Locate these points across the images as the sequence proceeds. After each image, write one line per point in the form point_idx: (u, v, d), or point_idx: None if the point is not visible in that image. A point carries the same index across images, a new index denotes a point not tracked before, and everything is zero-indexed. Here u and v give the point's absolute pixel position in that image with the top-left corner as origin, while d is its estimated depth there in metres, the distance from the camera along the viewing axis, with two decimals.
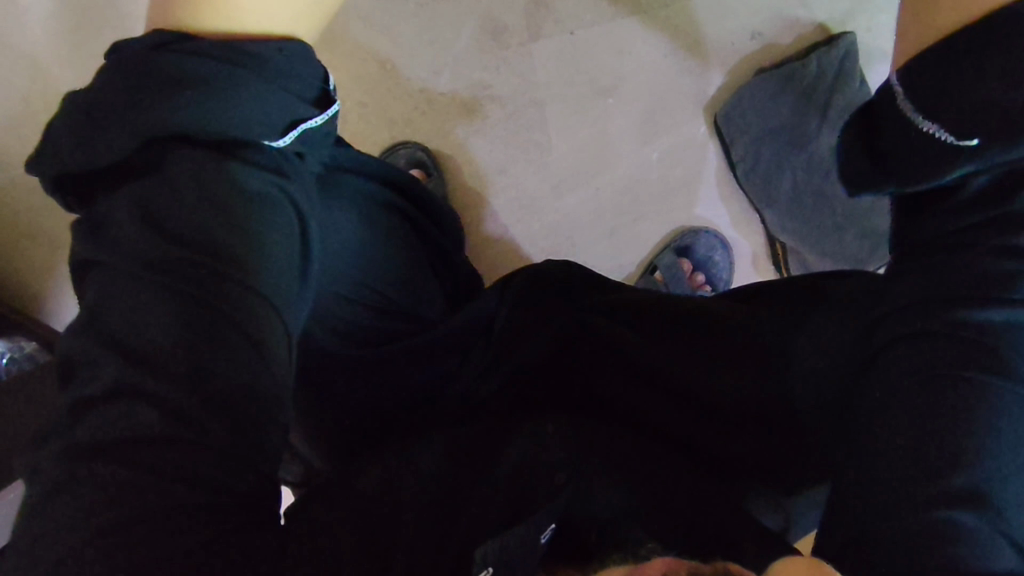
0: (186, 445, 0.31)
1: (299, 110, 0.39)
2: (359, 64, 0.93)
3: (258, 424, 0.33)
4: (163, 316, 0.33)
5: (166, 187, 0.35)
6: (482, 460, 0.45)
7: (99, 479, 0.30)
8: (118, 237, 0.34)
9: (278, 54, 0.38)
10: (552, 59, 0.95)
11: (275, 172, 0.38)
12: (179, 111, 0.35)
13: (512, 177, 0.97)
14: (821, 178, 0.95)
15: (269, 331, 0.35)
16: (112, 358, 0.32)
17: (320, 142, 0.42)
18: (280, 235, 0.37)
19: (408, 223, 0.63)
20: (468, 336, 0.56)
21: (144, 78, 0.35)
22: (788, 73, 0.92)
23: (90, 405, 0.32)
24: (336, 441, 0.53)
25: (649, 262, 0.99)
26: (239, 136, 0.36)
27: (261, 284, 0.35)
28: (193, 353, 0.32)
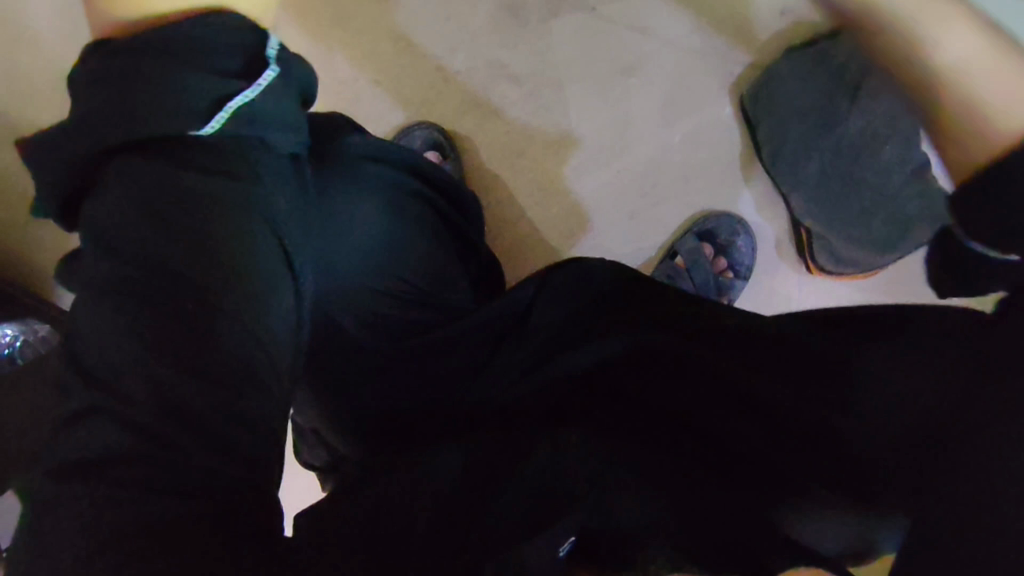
0: (177, 462, 0.29)
1: (217, 84, 0.34)
2: (376, 41, 0.91)
3: (254, 437, 0.31)
4: (125, 336, 0.30)
5: (117, 196, 0.33)
6: (499, 469, 0.42)
7: (91, 489, 0.28)
8: (94, 247, 0.33)
9: (194, 28, 0.35)
10: (572, 36, 0.92)
11: (223, 173, 0.34)
12: (98, 114, 0.33)
13: (530, 158, 0.94)
14: (849, 161, 0.90)
15: (247, 346, 0.32)
16: (83, 379, 0.30)
17: (279, 116, 0.36)
18: (244, 242, 0.33)
19: (433, 211, 0.62)
20: (497, 336, 0.56)
21: (82, 84, 0.34)
22: (817, 55, 0.89)
23: (80, 415, 0.30)
24: (360, 437, 0.52)
25: (670, 247, 0.97)
26: (172, 133, 0.34)
27: (222, 298, 0.32)
28: (153, 377, 0.30)
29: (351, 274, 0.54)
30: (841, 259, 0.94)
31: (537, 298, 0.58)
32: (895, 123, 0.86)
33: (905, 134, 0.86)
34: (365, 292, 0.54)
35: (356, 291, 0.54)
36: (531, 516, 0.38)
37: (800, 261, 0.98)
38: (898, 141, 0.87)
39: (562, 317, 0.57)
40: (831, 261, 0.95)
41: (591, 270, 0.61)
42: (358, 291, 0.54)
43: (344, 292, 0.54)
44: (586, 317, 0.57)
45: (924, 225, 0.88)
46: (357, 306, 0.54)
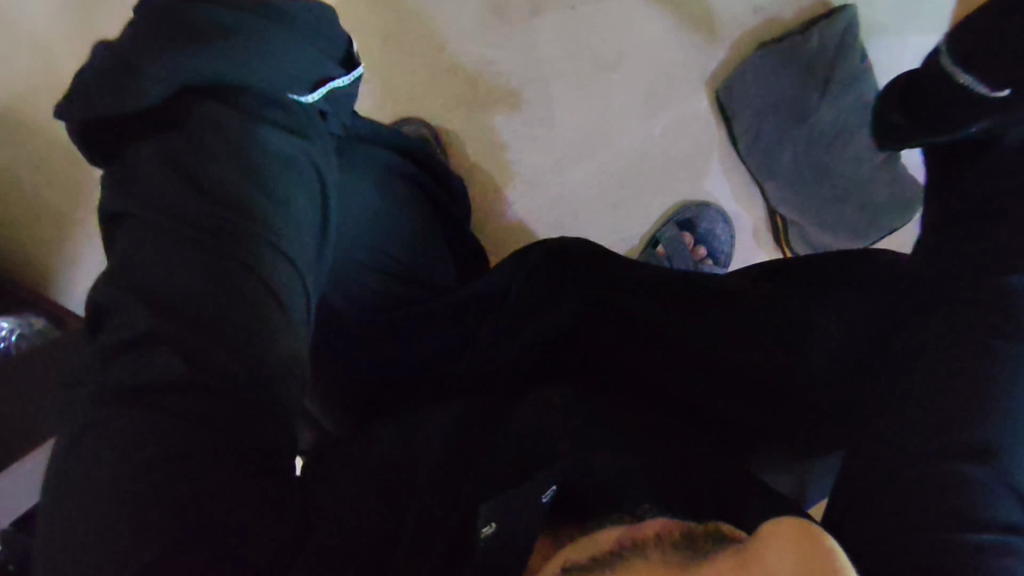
0: (214, 389, 0.32)
1: (326, 68, 0.42)
2: (366, 39, 0.93)
3: (276, 378, 0.34)
4: (192, 262, 0.34)
5: (193, 138, 0.37)
6: (496, 422, 0.46)
7: (122, 426, 0.30)
8: (148, 188, 0.36)
9: (305, 12, 0.41)
10: (555, 33, 0.95)
11: (297, 133, 0.41)
12: (202, 58, 0.37)
13: (516, 152, 0.97)
14: (822, 150, 0.95)
15: (285, 285, 0.36)
16: (142, 304, 0.33)
17: (342, 104, 0.46)
18: (302, 197, 0.39)
19: (420, 190, 0.63)
20: (482, 307, 0.55)
21: (174, 31, 0.37)
22: (789, 46, 0.93)
23: (120, 349, 0.33)
24: (349, 401, 0.54)
25: (651, 236, 1.00)
26: (270, 91, 0.40)
27: (280, 242, 0.37)
28: (210, 298, 0.34)
29: (357, 251, 0.53)
30: (815, 245, 0.99)
31: (513, 280, 0.56)
32: (860, 116, 0.93)
33: (872, 126, 0.94)
34: (371, 267, 0.55)
35: (357, 266, 0.54)
36: (521, 461, 0.41)
37: (776, 247, 1.03)
38: (867, 133, 0.94)
39: (539, 283, 0.56)
40: (804, 246, 1.00)
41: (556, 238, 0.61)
42: (365, 265, 0.54)
43: (355, 261, 0.53)
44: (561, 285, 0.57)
45: (891, 212, 0.96)
46: (350, 280, 0.53)
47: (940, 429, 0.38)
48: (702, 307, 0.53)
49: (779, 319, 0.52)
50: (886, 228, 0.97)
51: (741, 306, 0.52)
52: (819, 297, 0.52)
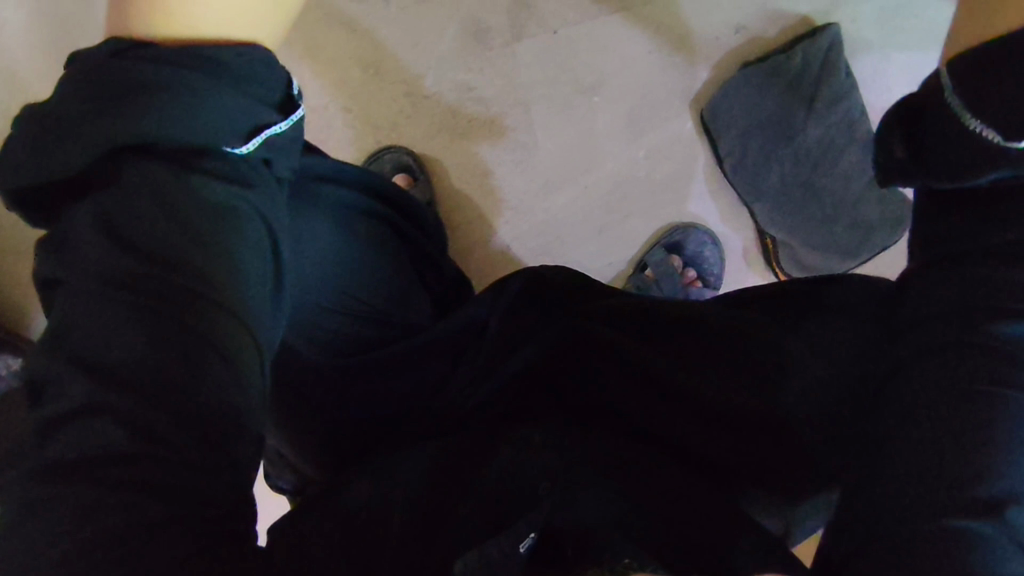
0: (154, 464, 0.30)
1: (261, 114, 0.38)
2: (345, 70, 0.93)
3: (224, 441, 0.32)
4: (126, 329, 0.32)
5: (127, 197, 0.34)
6: (468, 471, 0.45)
7: (65, 503, 0.29)
8: (80, 249, 0.34)
9: (236, 58, 0.38)
10: (536, 58, 0.95)
11: (239, 184, 0.37)
12: (138, 118, 0.34)
13: (500, 178, 0.96)
14: (809, 170, 0.94)
15: (238, 345, 0.34)
16: (77, 373, 0.31)
17: (290, 149, 0.41)
18: (248, 248, 0.36)
19: (389, 228, 0.62)
20: (460, 339, 0.56)
21: (108, 87, 0.35)
22: (772, 65, 0.92)
23: (57, 423, 0.31)
24: (326, 451, 0.53)
25: (639, 260, 0.99)
26: (205, 143, 0.36)
27: (229, 299, 0.34)
28: (154, 368, 0.32)
29: (312, 290, 0.53)
30: (806, 265, 0.97)
31: (492, 309, 0.58)
32: (847, 135, 0.93)
33: (859, 144, 0.93)
34: (329, 311, 0.55)
35: (317, 312, 0.54)
36: (494, 510, 0.41)
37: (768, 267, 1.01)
38: (855, 151, 0.93)
39: (520, 326, 0.57)
40: (795, 266, 0.97)
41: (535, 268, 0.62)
42: (327, 310, 0.54)
43: (314, 306, 0.53)
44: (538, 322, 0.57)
45: (881, 231, 0.94)
46: (315, 328, 0.54)
47: (948, 480, 0.33)
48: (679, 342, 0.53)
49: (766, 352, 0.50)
50: (879, 246, 0.95)
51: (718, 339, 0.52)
52: (801, 320, 0.52)
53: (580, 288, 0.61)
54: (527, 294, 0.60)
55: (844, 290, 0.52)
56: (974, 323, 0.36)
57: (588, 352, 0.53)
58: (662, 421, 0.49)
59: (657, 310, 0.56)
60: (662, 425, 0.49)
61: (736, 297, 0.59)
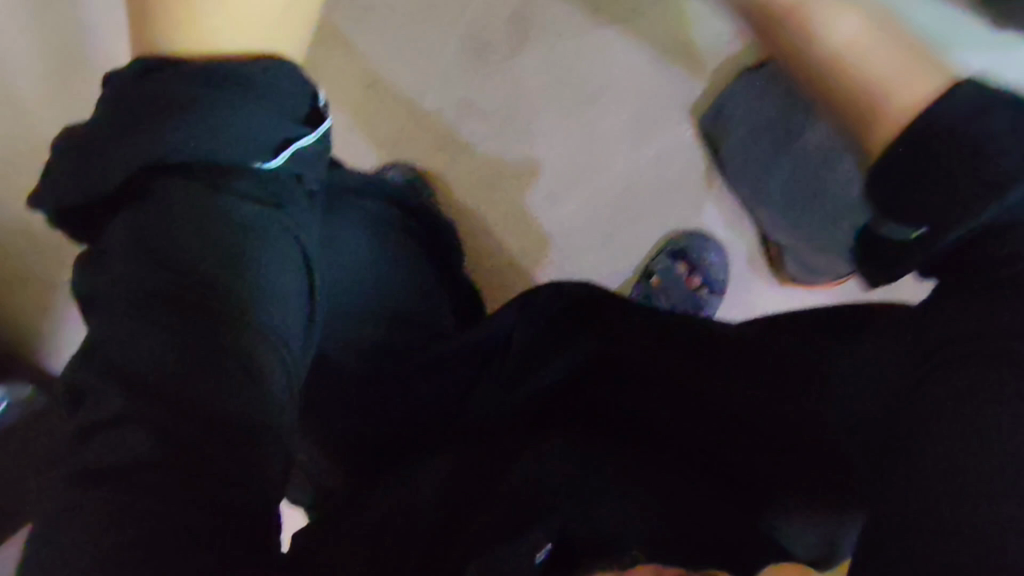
0: (179, 467, 0.31)
1: (287, 129, 0.38)
2: (348, 88, 0.96)
3: (252, 450, 0.32)
4: (158, 342, 0.33)
5: (158, 213, 0.35)
6: (490, 476, 0.45)
7: (97, 505, 0.29)
8: (114, 264, 0.35)
9: (262, 74, 0.38)
10: (535, 70, 0.96)
11: (271, 205, 0.38)
12: (163, 133, 0.35)
13: (505, 189, 0.98)
14: (812, 171, 0.92)
15: (263, 359, 0.34)
16: (113, 385, 0.32)
17: (319, 162, 0.41)
18: (281, 266, 0.37)
19: (406, 234, 0.66)
20: (484, 350, 0.56)
21: (136, 106, 0.36)
22: (771, 70, 0.92)
23: (94, 429, 0.32)
24: (354, 456, 0.54)
25: (646, 267, 0.99)
26: (235, 160, 0.36)
27: (263, 314, 0.35)
28: (184, 377, 0.32)
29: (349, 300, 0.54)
30: (810, 268, 0.96)
31: (518, 322, 0.55)
32: None
33: None
34: (356, 318, 0.55)
35: (350, 320, 0.55)
36: (512, 521, 0.41)
37: (774, 273, 1.01)
38: None
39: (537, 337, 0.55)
40: (800, 269, 0.97)
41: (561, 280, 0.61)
42: (362, 317, 0.56)
43: (344, 314, 0.54)
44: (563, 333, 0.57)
45: None
46: (347, 336, 0.54)
47: (962, 470, 0.33)
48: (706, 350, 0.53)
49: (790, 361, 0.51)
50: None
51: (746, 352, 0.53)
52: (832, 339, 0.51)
53: None
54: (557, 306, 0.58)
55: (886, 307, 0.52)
56: (987, 323, 0.35)
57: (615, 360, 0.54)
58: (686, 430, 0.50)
59: (685, 321, 0.56)
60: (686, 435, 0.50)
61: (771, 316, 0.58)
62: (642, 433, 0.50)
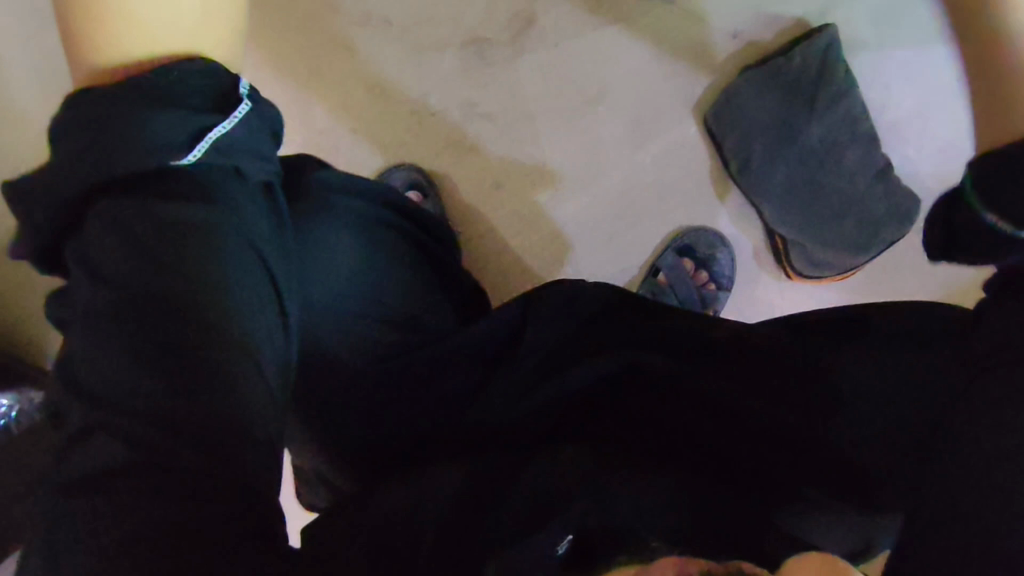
0: (158, 471, 0.32)
1: (195, 120, 0.38)
2: (350, 91, 0.96)
3: (229, 443, 0.34)
4: (104, 357, 0.34)
5: (110, 231, 0.36)
6: (507, 479, 0.45)
7: (91, 510, 0.31)
8: (80, 285, 0.36)
9: (166, 80, 0.39)
10: (538, 72, 0.97)
11: (203, 199, 0.38)
12: (97, 158, 0.36)
13: (509, 190, 0.98)
14: (817, 168, 0.95)
15: (228, 347, 0.35)
16: (74, 405, 0.34)
17: (255, 147, 0.41)
18: (235, 254, 0.38)
19: (411, 242, 0.64)
20: (492, 351, 0.57)
21: (74, 132, 0.37)
22: (772, 68, 0.94)
23: (80, 440, 0.33)
24: (358, 459, 0.54)
25: (651, 264, 1.00)
26: (159, 166, 0.37)
27: (233, 307, 0.36)
28: (140, 387, 0.33)
29: (330, 302, 0.55)
30: (817, 263, 0.97)
31: (528, 321, 0.57)
32: (849, 133, 0.94)
33: (863, 140, 0.94)
34: (352, 320, 0.56)
35: (349, 321, 0.56)
36: (532, 515, 0.41)
37: (780, 269, 1.01)
38: (856, 149, 0.94)
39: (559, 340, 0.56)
40: (808, 267, 0.97)
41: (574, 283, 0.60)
42: (350, 319, 0.56)
43: (340, 316, 0.56)
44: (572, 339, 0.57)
45: (890, 224, 0.94)
46: (348, 338, 0.56)
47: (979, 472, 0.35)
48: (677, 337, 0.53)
49: (788, 356, 0.53)
50: (888, 239, 0.95)
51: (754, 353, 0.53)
52: (844, 336, 0.53)
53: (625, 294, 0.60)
54: (569, 305, 0.58)
55: (891, 311, 0.54)
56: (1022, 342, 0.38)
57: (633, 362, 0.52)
58: (703, 426, 0.49)
59: (699, 320, 0.56)
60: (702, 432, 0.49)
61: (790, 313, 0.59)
62: (656, 431, 0.50)
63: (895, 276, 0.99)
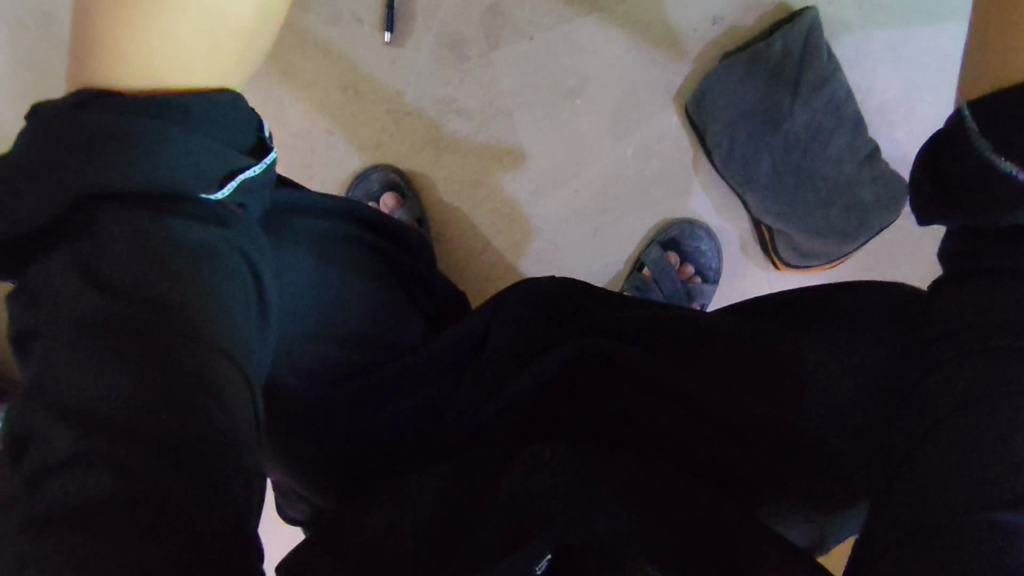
0: (141, 504, 0.29)
1: (232, 159, 0.38)
2: (323, 91, 0.94)
3: (220, 474, 0.31)
4: (115, 376, 0.31)
5: (103, 242, 0.33)
6: (485, 486, 0.44)
7: (51, 557, 0.27)
8: (56, 296, 0.33)
9: (205, 106, 0.38)
10: (514, 65, 0.94)
11: (217, 224, 0.37)
12: (108, 170, 0.34)
13: (489, 188, 0.96)
14: (800, 155, 0.93)
15: (226, 381, 0.33)
16: (64, 422, 0.30)
17: (262, 191, 0.41)
18: (235, 285, 0.36)
19: (374, 253, 0.61)
20: (457, 361, 0.55)
21: (70, 138, 0.34)
22: (753, 54, 0.91)
23: (41, 476, 0.29)
24: (335, 478, 0.52)
25: (636, 259, 0.98)
26: (179, 189, 0.35)
27: (228, 339, 0.35)
28: (142, 410, 0.31)
29: (300, 319, 0.52)
30: (804, 251, 0.95)
31: (494, 323, 0.56)
32: (836, 117, 0.91)
33: (848, 125, 0.91)
34: (320, 340, 0.54)
35: (304, 341, 0.53)
36: (519, 525, 0.40)
37: (767, 257, 0.99)
38: (844, 133, 0.92)
39: (523, 338, 0.56)
40: (792, 254, 0.96)
41: (533, 280, 0.60)
42: (317, 336, 0.54)
43: (298, 335, 0.52)
44: (535, 336, 0.56)
45: (879, 210, 0.92)
46: (301, 357, 0.52)
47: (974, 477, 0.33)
48: (688, 349, 0.53)
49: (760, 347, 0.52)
50: (879, 225, 0.92)
51: (732, 350, 0.52)
52: (811, 328, 0.53)
53: (589, 297, 0.61)
54: (536, 312, 0.58)
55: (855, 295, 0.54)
56: (997, 338, 0.36)
57: (604, 369, 0.52)
58: (672, 430, 0.49)
59: (671, 312, 0.56)
60: (674, 436, 0.49)
61: (754, 306, 0.60)
62: (630, 438, 0.50)
63: (886, 263, 0.97)
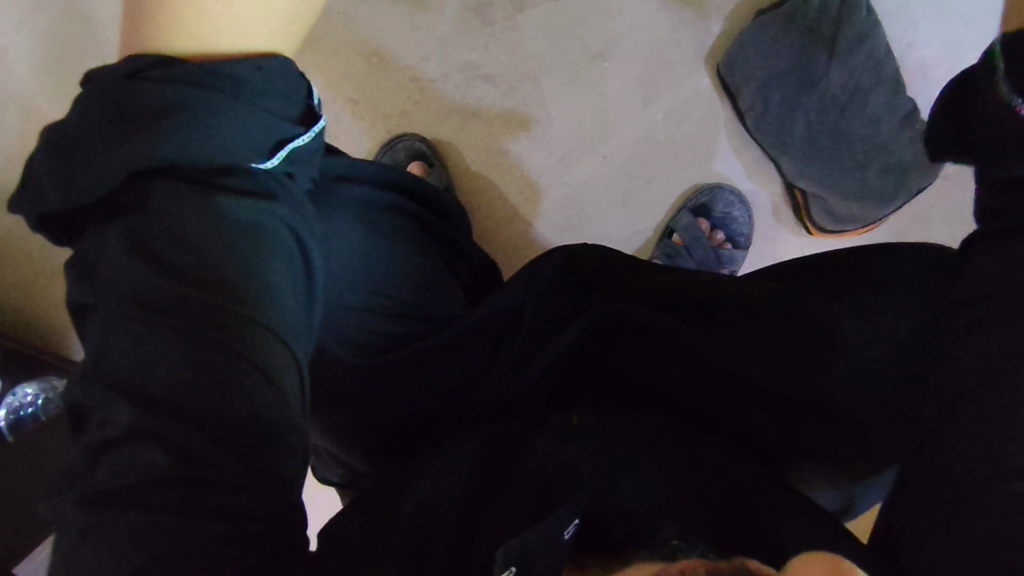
0: (197, 482, 0.31)
1: (281, 129, 0.37)
2: (348, 59, 0.93)
3: (266, 449, 0.33)
4: (168, 354, 0.32)
5: (156, 219, 0.35)
6: (515, 455, 0.44)
7: (119, 526, 0.30)
8: (109, 275, 0.34)
9: (257, 73, 0.37)
10: (540, 29, 0.93)
11: (265, 197, 0.36)
12: (161, 144, 0.34)
13: (518, 155, 0.95)
14: (836, 116, 0.89)
15: (275, 361, 0.34)
16: (121, 399, 0.32)
17: (309, 158, 0.40)
18: (289, 264, 0.37)
19: (413, 220, 0.60)
20: (502, 321, 0.56)
21: (123, 110, 0.34)
22: (790, 11, 0.88)
23: (106, 448, 0.31)
24: (368, 441, 0.54)
25: (666, 226, 0.97)
26: (229, 162, 0.36)
27: (271, 319, 0.35)
28: (193, 391, 0.32)
29: (341, 299, 0.52)
30: (839, 215, 0.92)
31: (527, 295, 0.56)
32: (873, 75, 0.87)
33: (888, 83, 0.87)
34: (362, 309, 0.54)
35: (351, 311, 0.53)
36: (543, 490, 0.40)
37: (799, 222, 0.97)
38: (884, 91, 0.88)
39: (563, 310, 0.56)
40: (826, 217, 0.93)
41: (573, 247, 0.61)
42: (360, 306, 0.53)
43: (351, 308, 0.53)
44: (571, 307, 0.56)
45: (915, 171, 0.89)
46: (348, 328, 0.53)
47: None
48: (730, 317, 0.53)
49: (792, 312, 0.51)
50: (916, 187, 0.89)
51: (759, 312, 0.52)
52: None
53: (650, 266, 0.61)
54: (568, 278, 0.58)
55: (893, 260, 0.54)
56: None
57: (658, 338, 0.51)
58: (738, 408, 0.49)
59: (728, 283, 0.55)
60: (745, 416, 0.49)
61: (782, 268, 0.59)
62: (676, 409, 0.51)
63: (922, 225, 0.95)
